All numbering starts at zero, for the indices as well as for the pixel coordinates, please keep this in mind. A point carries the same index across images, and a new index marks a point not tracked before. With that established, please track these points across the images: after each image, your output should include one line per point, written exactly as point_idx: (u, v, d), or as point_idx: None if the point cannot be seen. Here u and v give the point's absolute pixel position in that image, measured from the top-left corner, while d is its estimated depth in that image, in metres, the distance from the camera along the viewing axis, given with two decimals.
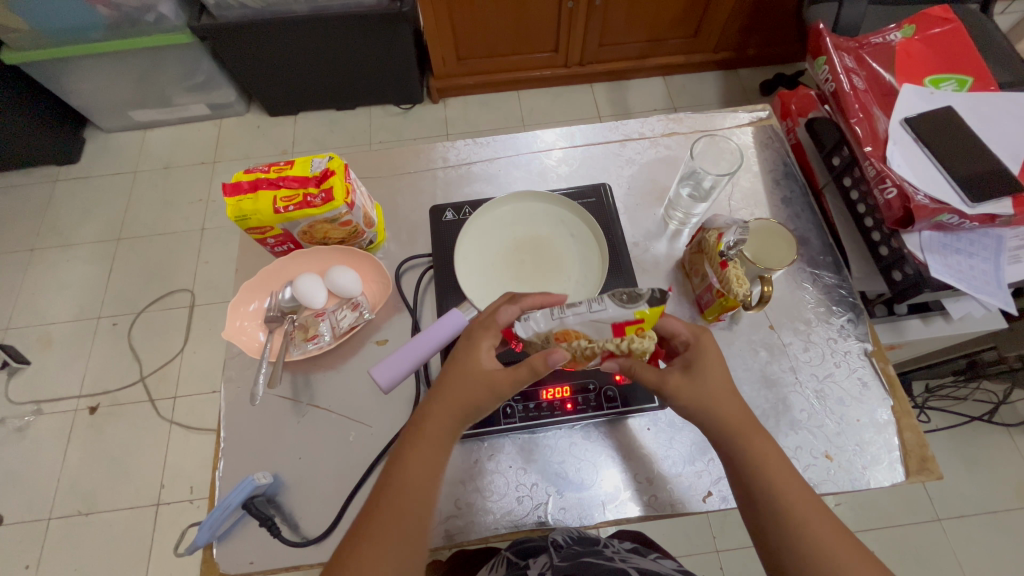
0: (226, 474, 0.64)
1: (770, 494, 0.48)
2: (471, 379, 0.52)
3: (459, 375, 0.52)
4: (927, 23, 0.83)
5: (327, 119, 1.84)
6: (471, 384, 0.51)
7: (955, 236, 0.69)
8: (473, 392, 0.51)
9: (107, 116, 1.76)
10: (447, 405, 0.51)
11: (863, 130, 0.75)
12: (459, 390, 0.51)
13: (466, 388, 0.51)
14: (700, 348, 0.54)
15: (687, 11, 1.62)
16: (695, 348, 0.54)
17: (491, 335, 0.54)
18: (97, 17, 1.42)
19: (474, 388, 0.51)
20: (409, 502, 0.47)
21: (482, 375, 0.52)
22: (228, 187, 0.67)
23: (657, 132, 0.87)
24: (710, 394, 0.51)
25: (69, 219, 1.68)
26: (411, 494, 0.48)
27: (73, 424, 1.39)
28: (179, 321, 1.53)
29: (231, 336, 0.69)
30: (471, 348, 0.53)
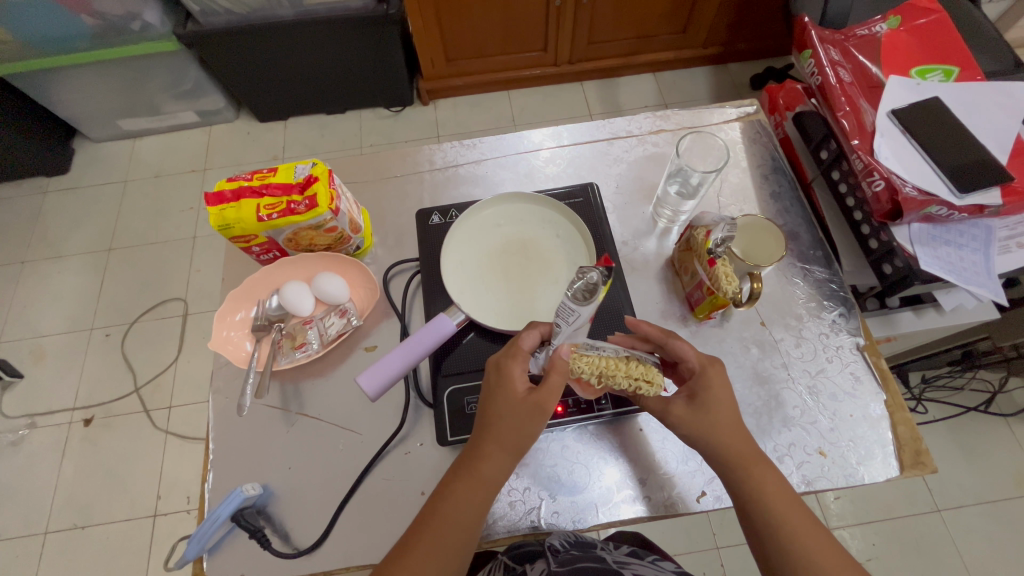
0: (216, 486, 0.64)
1: (758, 506, 0.49)
2: (514, 409, 0.51)
3: (502, 401, 0.52)
4: (912, 14, 0.83)
5: (317, 123, 1.82)
6: (518, 415, 0.51)
7: (944, 228, 0.69)
8: (519, 423, 0.51)
9: (95, 126, 1.74)
10: (494, 438, 0.51)
11: (850, 123, 0.74)
12: (503, 420, 0.51)
13: (510, 418, 0.51)
14: (707, 376, 0.53)
15: (675, 6, 1.62)
16: (703, 375, 0.54)
17: (521, 360, 0.53)
18: (81, 27, 1.41)
19: (519, 418, 0.51)
20: (454, 535, 0.49)
21: (524, 403, 0.51)
22: (210, 196, 0.66)
23: (644, 129, 0.86)
24: (707, 415, 0.52)
25: (59, 230, 1.67)
26: (454, 526, 0.49)
27: (68, 437, 1.38)
28: (172, 331, 1.52)
29: (217, 347, 0.68)
30: (504, 372, 0.53)
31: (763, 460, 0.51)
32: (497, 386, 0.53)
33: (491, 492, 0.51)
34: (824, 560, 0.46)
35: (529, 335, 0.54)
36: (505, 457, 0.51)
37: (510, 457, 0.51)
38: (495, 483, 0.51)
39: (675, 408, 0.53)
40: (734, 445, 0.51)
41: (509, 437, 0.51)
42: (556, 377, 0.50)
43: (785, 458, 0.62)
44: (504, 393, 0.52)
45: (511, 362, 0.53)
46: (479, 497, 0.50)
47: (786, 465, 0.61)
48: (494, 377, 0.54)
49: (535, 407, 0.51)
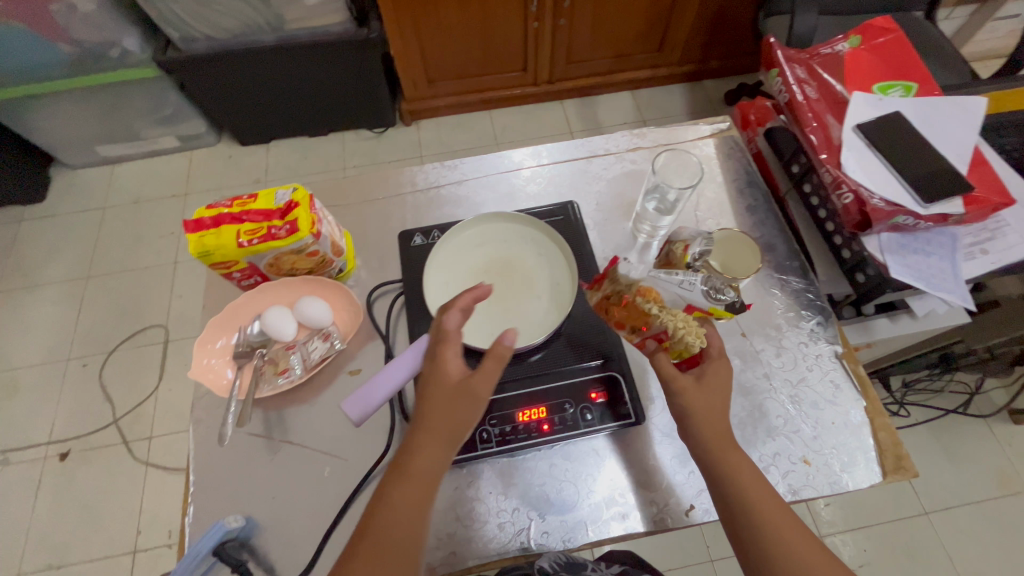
0: (197, 519, 0.62)
1: (742, 506, 0.51)
2: (448, 396, 0.53)
3: (435, 391, 0.53)
4: (871, 33, 0.87)
5: (300, 145, 1.83)
6: (452, 403, 0.52)
7: (913, 236, 0.71)
8: (453, 412, 0.52)
9: (72, 153, 1.73)
10: (430, 431, 0.52)
11: (818, 138, 0.77)
12: (437, 410, 0.52)
13: (445, 407, 0.52)
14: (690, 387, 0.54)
15: (649, 26, 1.67)
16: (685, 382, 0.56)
17: (453, 347, 0.55)
18: (59, 55, 1.41)
19: (454, 406, 0.52)
20: (395, 537, 0.48)
21: (458, 389, 0.53)
22: (189, 224, 0.65)
23: (622, 146, 0.88)
24: None
25: (35, 259, 1.63)
26: (392, 528, 0.48)
27: (43, 472, 1.34)
28: (153, 358, 1.49)
29: (197, 375, 0.67)
30: (438, 359, 0.54)
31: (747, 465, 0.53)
32: (431, 375, 0.54)
33: (429, 488, 0.50)
34: (797, 539, 0.49)
35: (457, 320, 0.56)
36: (441, 450, 0.51)
37: (445, 450, 0.52)
38: (432, 480, 0.50)
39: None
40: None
41: (445, 428, 0.52)
42: (490, 363, 0.53)
43: (771, 468, 0.62)
44: (438, 381, 0.53)
45: (444, 348, 0.54)
46: (418, 495, 0.49)
47: (772, 475, 0.62)
48: (427, 367, 0.55)
49: (468, 393, 0.52)
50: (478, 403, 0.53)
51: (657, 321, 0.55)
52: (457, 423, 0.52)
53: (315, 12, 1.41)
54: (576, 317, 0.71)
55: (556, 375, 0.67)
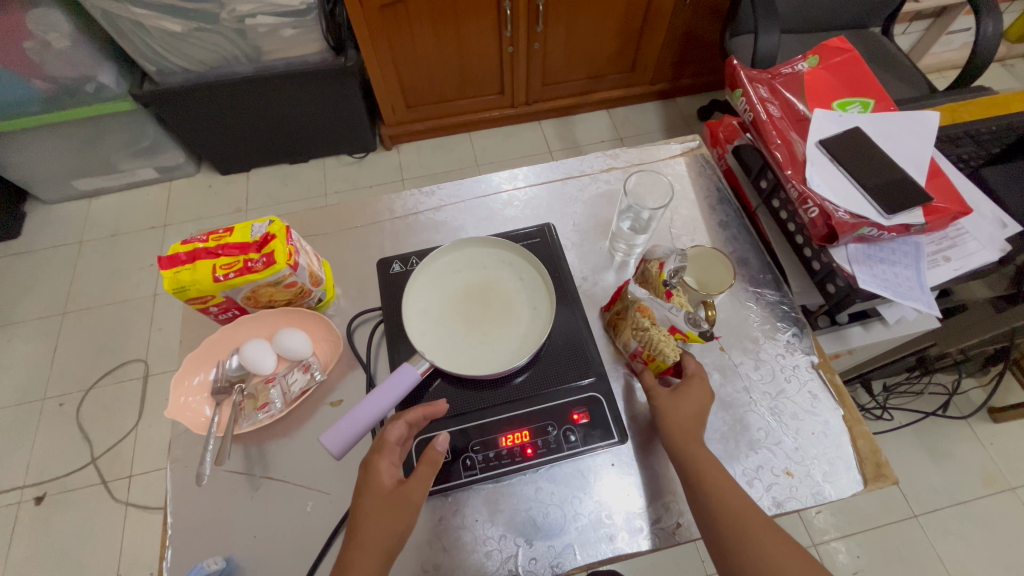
0: (176, 563, 0.60)
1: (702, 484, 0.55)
2: (381, 503, 0.53)
3: (369, 498, 0.53)
4: (828, 53, 0.91)
5: (280, 173, 1.83)
6: (385, 509, 0.53)
7: (878, 247, 0.74)
8: (387, 520, 0.52)
9: (48, 188, 1.70)
10: (364, 541, 0.51)
11: (783, 154, 0.79)
12: (372, 518, 0.52)
13: (378, 516, 0.52)
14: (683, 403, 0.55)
15: (621, 48, 1.72)
16: None
17: (388, 454, 0.56)
18: (33, 91, 1.40)
19: (388, 512, 0.53)
20: None
21: (391, 497, 0.53)
22: (164, 260, 0.65)
23: (596, 167, 0.90)
24: None
25: (9, 297, 1.60)
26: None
27: (17, 518, 1.29)
28: (132, 394, 1.45)
29: (174, 414, 0.66)
30: (371, 468, 0.55)
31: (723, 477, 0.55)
32: (363, 484, 0.55)
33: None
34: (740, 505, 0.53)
35: (395, 427, 0.58)
36: (375, 562, 0.50)
37: (379, 562, 0.51)
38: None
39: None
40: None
41: (379, 538, 0.51)
42: (424, 467, 0.55)
43: (755, 481, 0.63)
44: (371, 490, 0.54)
45: (379, 457, 0.56)
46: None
47: (756, 488, 0.62)
48: (360, 478, 0.55)
49: (404, 498, 0.53)
50: (413, 509, 0.53)
51: (645, 332, 0.63)
52: (394, 533, 0.52)
53: (293, 42, 1.43)
54: (556, 339, 0.71)
55: (538, 397, 0.67)
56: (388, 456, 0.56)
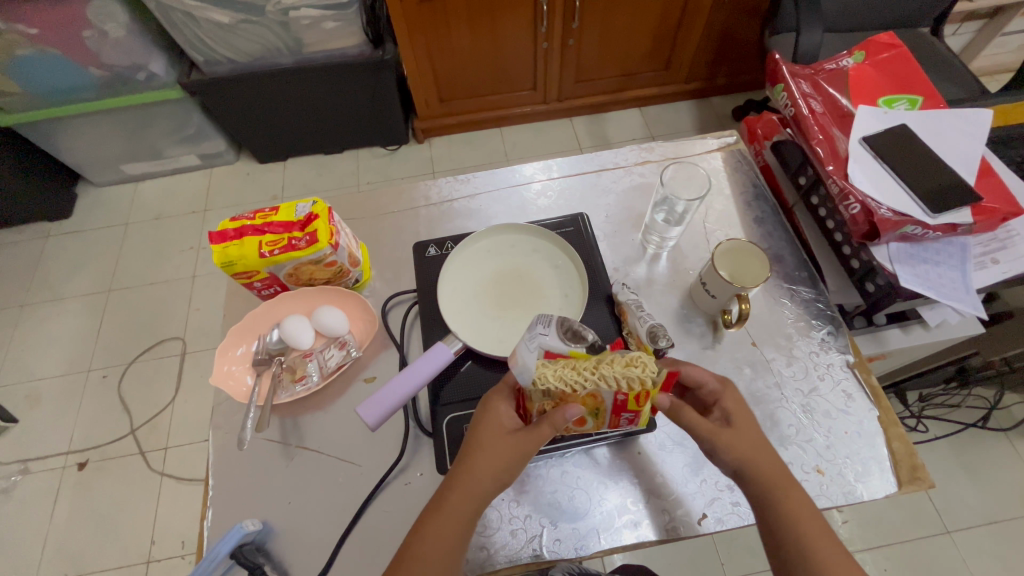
0: (215, 524, 0.63)
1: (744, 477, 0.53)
2: (495, 443, 0.53)
3: (483, 433, 0.54)
4: (875, 49, 0.90)
5: (315, 163, 1.88)
6: (497, 449, 0.52)
7: (922, 246, 0.72)
8: (495, 458, 0.52)
9: (98, 171, 1.79)
10: (469, 470, 0.52)
11: (824, 150, 0.78)
12: (483, 453, 0.52)
13: (489, 452, 0.52)
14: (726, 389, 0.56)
15: (657, 45, 1.70)
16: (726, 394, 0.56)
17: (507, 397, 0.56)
18: (90, 78, 1.47)
19: (500, 452, 0.52)
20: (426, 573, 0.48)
21: (503, 439, 0.53)
22: (214, 235, 0.68)
23: (630, 161, 0.90)
24: None
25: (59, 274, 1.69)
26: (419, 558, 0.48)
27: (62, 482, 1.36)
28: (170, 370, 1.52)
29: (218, 382, 0.69)
30: (490, 407, 0.56)
31: (788, 487, 0.51)
32: (481, 420, 0.55)
33: (461, 525, 0.50)
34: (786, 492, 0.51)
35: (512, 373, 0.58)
36: (475, 493, 0.51)
37: (481, 494, 0.51)
38: (466, 518, 0.51)
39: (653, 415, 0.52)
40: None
41: (485, 472, 0.52)
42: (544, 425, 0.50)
43: None
44: (488, 426, 0.54)
45: (497, 400, 0.56)
46: (448, 529, 0.50)
47: None
48: (479, 414, 0.56)
49: (516, 445, 0.52)
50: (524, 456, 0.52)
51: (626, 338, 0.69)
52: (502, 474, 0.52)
53: (334, 35, 1.47)
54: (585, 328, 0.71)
55: None
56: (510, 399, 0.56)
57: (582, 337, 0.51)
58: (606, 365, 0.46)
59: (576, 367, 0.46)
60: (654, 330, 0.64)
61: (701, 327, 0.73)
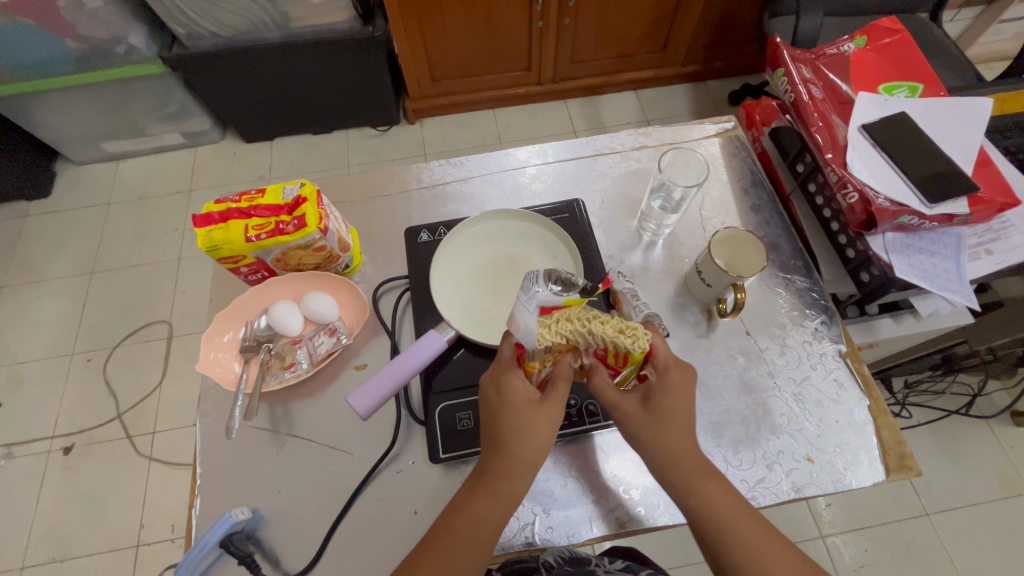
0: (204, 512, 0.63)
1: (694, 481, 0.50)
2: (522, 416, 0.51)
3: (512, 414, 0.51)
4: (877, 33, 0.89)
5: (304, 143, 1.84)
6: (526, 421, 0.51)
7: (916, 236, 0.72)
8: (531, 435, 0.51)
9: (78, 148, 1.73)
10: (510, 452, 0.51)
11: (823, 138, 0.77)
12: (511, 429, 0.51)
13: (518, 427, 0.51)
14: None
15: (654, 27, 1.67)
16: None
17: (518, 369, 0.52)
18: (66, 51, 1.41)
19: (529, 424, 0.51)
20: (473, 548, 0.48)
21: (535, 415, 0.51)
22: (198, 218, 0.66)
23: (626, 145, 0.89)
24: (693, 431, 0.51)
25: (40, 254, 1.64)
26: (475, 541, 0.48)
27: (47, 466, 1.34)
28: (157, 354, 1.49)
29: (205, 369, 0.68)
30: (505, 387, 0.52)
31: None
32: (503, 400, 0.52)
33: (507, 505, 0.50)
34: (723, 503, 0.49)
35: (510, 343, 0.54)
36: (518, 473, 0.51)
37: (524, 471, 0.51)
38: (512, 497, 0.50)
39: (644, 404, 0.52)
40: (689, 459, 0.51)
41: (524, 451, 0.51)
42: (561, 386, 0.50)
43: (775, 465, 0.63)
44: (510, 405, 0.51)
45: (510, 375, 0.52)
46: (496, 511, 0.50)
47: (775, 473, 0.62)
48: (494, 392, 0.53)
49: (543, 415, 0.51)
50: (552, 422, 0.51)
51: None
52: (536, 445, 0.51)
53: (321, 10, 1.42)
54: None
55: None
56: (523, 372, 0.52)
57: (572, 284, 0.49)
58: (600, 324, 0.46)
59: (570, 321, 0.46)
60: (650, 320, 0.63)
61: (696, 315, 0.72)
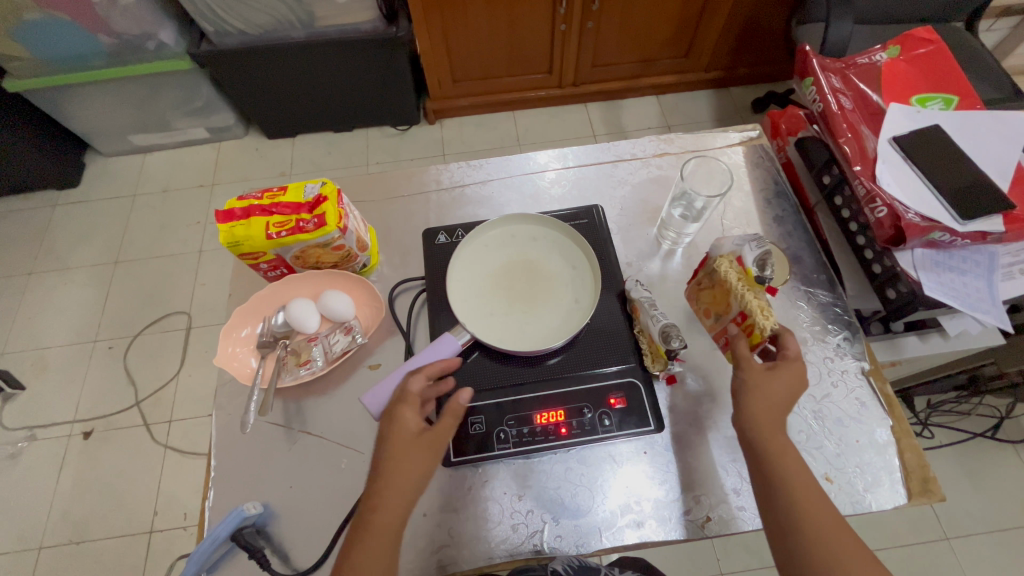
0: (216, 505, 0.63)
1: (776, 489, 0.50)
2: (409, 448, 0.53)
3: (394, 442, 0.53)
4: (912, 44, 0.87)
5: (324, 141, 1.85)
6: (412, 453, 0.52)
7: (947, 254, 0.70)
8: (412, 467, 0.52)
9: (106, 140, 1.77)
10: (390, 487, 0.51)
11: (852, 149, 0.76)
12: (397, 460, 0.52)
13: (407, 457, 0.52)
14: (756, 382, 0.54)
15: (678, 32, 1.65)
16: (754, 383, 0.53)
17: (411, 404, 0.56)
18: (99, 46, 1.45)
19: (413, 456, 0.52)
20: None
21: (416, 446, 0.53)
22: (220, 214, 0.67)
23: (648, 152, 0.88)
24: None
25: (67, 243, 1.68)
26: None
27: (67, 449, 1.38)
28: (175, 344, 1.52)
29: (223, 363, 0.68)
30: (395, 417, 0.55)
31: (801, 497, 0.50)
32: (389, 431, 0.54)
33: (392, 541, 0.49)
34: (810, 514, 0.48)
35: (415, 380, 0.58)
36: (400, 505, 0.51)
37: (405, 505, 0.51)
38: (394, 533, 0.50)
39: None
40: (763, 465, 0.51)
41: (406, 483, 0.51)
42: (446, 420, 0.55)
43: None
44: (396, 437, 0.53)
45: (403, 407, 0.55)
46: (382, 549, 0.49)
47: None
48: (384, 424, 0.55)
49: (430, 446, 0.53)
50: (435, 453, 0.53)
51: (636, 334, 0.68)
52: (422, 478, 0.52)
53: (346, 10, 1.43)
54: (596, 322, 0.70)
55: (571, 379, 0.66)
56: (413, 405, 0.55)
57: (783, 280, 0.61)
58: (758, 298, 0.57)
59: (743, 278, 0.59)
60: (665, 329, 0.62)
61: None
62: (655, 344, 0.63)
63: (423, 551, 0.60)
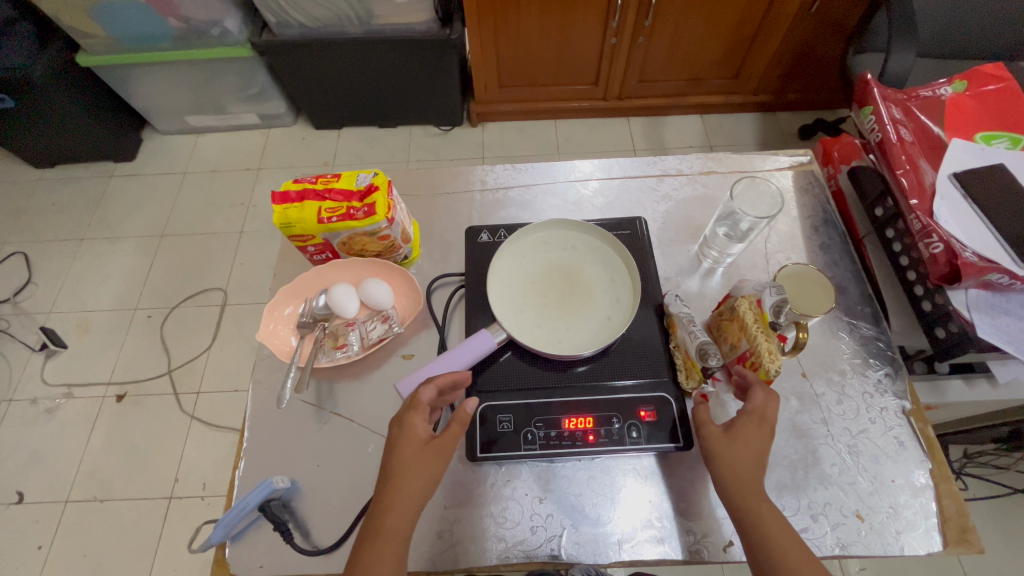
0: (246, 475, 0.65)
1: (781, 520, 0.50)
2: (418, 454, 0.54)
3: (403, 449, 0.54)
4: (980, 79, 0.84)
5: (369, 135, 1.90)
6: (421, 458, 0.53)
7: (1004, 297, 0.68)
8: (420, 472, 0.53)
9: (164, 119, 1.86)
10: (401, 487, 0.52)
11: (909, 182, 0.75)
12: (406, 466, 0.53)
13: (417, 463, 0.53)
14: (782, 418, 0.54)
15: (729, 53, 1.64)
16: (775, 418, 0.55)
17: (421, 413, 0.56)
18: (167, 29, 1.52)
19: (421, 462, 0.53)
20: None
21: (426, 452, 0.54)
22: (276, 196, 0.69)
23: (694, 169, 0.88)
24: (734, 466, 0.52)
25: (118, 213, 1.76)
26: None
27: (100, 410, 1.43)
28: (209, 319, 1.57)
29: (264, 338, 0.71)
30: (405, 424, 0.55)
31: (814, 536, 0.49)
32: (397, 438, 0.55)
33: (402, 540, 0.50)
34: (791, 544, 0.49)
35: (426, 387, 0.58)
36: (404, 499, 0.51)
37: (418, 505, 0.52)
38: (404, 534, 0.51)
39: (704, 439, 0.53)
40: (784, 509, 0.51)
41: (415, 487, 0.52)
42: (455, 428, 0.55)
43: (820, 518, 0.60)
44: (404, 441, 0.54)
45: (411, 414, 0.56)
46: (391, 548, 0.49)
47: (820, 524, 0.59)
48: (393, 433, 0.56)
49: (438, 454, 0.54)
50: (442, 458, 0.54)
51: (672, 350, 0.68)
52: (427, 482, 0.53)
53: (403, 10, 1.47)
54: (631, 334, 0.70)
55: (600, 388, 0.66)
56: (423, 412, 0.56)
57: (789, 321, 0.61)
58: (767, 342, 0.58)
59: (754, 322, 0.60)
60: (704, 348, 0.61)
61: None
62: (689, 363, 0.63)
63: (440, 543, 0.60)
